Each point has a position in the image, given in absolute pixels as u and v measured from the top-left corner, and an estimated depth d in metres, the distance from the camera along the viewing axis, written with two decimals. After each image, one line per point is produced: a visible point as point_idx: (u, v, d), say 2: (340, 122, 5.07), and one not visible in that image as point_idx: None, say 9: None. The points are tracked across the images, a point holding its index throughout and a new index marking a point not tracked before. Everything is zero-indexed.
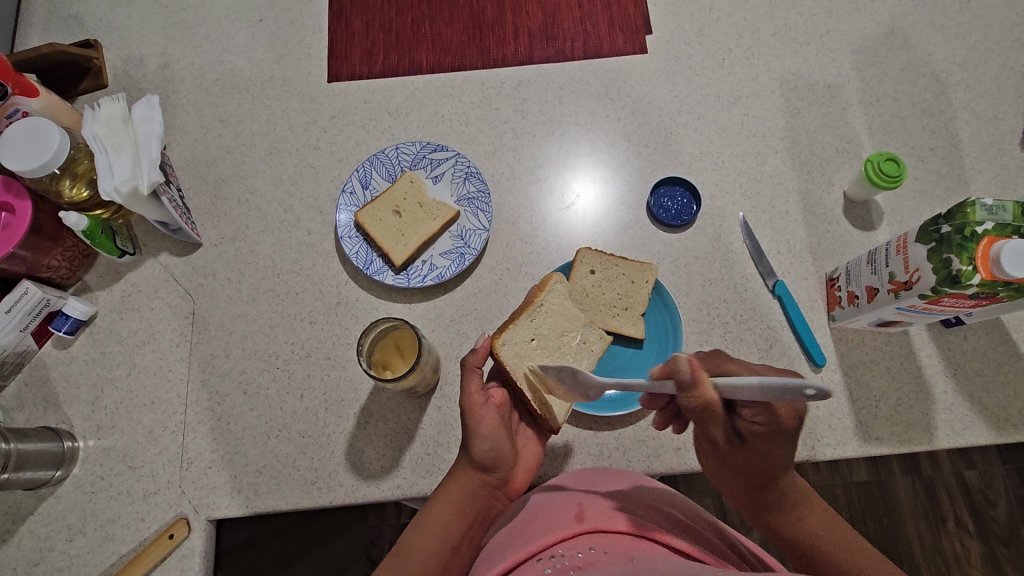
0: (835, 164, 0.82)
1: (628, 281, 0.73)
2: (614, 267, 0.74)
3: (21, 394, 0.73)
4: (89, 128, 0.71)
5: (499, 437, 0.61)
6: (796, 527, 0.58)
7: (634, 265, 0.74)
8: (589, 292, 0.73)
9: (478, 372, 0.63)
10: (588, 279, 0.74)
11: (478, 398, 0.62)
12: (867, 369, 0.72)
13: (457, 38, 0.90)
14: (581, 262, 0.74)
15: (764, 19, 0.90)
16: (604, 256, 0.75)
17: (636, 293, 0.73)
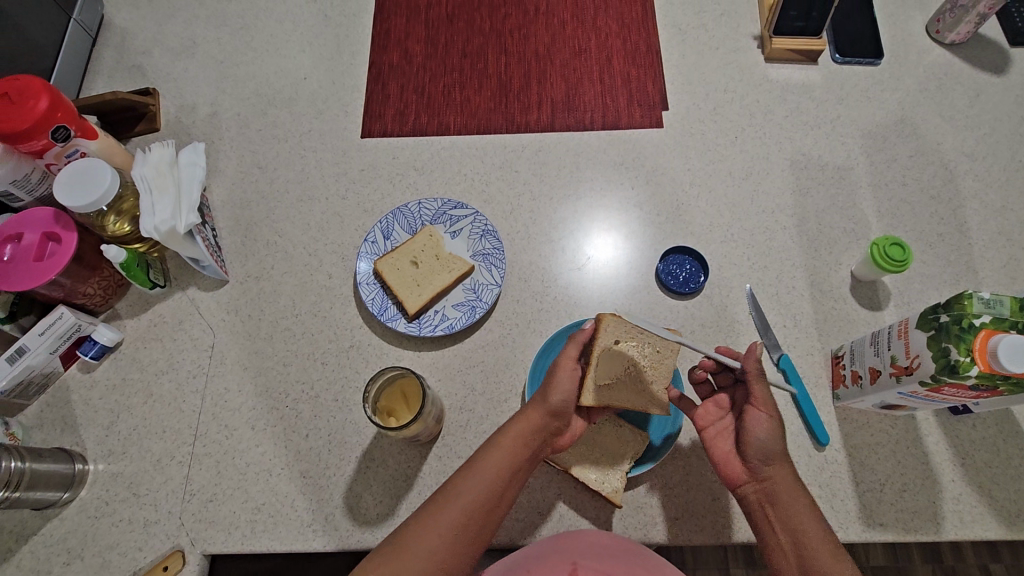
0: (843, 244, 0.84)
1: (654, 351, 0.70)
2: (652, 342, 0.71)
3: (41, 414, 0.76)
4: (139, 170, 0.77)
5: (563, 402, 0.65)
6: (779, 494, 0.61)
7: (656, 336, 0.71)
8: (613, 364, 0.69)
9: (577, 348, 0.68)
10: (613, 350, 0.70)
11: (569, 364, 0.67)
12: (872, 451, 0.71)
13: (485, 104, 0.96)
14: (608, 334, 0.69)
15: (776, 101, 0.94)
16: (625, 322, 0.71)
17: (664, 363, 0.70)
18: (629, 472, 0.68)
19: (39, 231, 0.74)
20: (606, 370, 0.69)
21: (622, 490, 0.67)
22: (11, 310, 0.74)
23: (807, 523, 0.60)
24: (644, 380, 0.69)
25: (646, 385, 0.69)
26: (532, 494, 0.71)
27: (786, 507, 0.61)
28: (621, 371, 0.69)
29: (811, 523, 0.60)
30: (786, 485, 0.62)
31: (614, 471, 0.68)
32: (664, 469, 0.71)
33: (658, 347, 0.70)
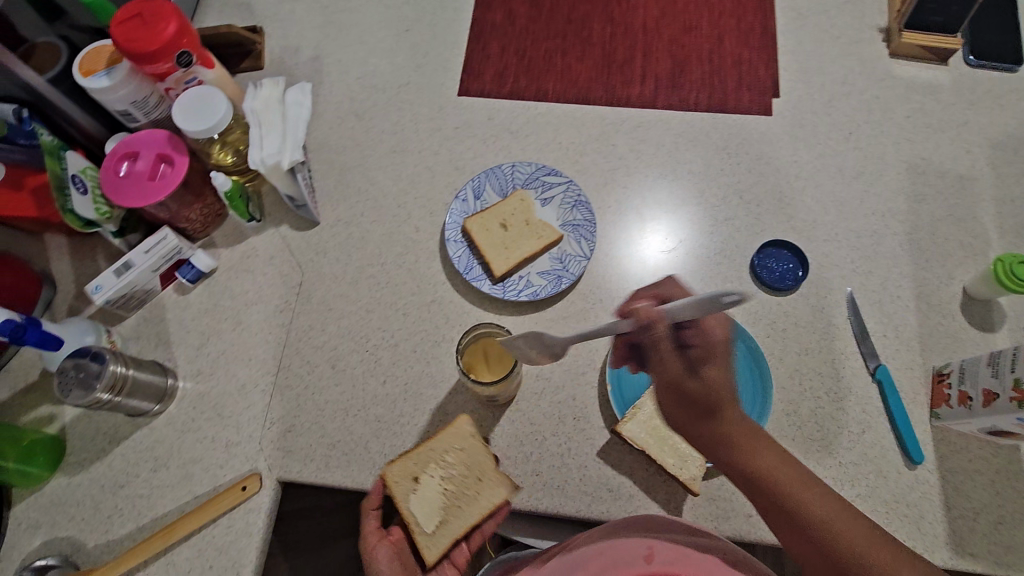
0: (957, 257, 0.79)
1: (458, 451, 0.67)
2: (419, 461, 0.66)
3: (138, 328, 0.80)
4: (249, 103, 0.79)
5: (391, 572, 0.64)
6: (764, 474, 0.54)
7: (450, 432, 0.68)
8: (441, 498, 0.66)
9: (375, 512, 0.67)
10: (418, 491, 0.65)
11: (372, 537, 0.66)
12: (966, 476, 0.67)
13: (587, 73, 0.93)
14: (395, 489, 0.65)
15: (898, 100, 0.88)
16: (403, 460, 0.66)
17: (468, 457, 0.67)
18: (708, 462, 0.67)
19: (153, 153, 0.76)
20: (429, 517, 0.65)
21: (700, 479, 0.66)
22: (121, 226, 0.78)
23: (796, 492, 0.53)
24: (443, 497, 0.66)
25: (466, 494, 0.66)
26: (601, 470, 0.71)
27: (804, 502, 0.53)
28: (437, 503, 0.65)
29: (800, 492, 0.54)
30: (744, 445, 0.55)
31: (694, 457, 0.67)
32: None
33: (461, 452, 0.67)
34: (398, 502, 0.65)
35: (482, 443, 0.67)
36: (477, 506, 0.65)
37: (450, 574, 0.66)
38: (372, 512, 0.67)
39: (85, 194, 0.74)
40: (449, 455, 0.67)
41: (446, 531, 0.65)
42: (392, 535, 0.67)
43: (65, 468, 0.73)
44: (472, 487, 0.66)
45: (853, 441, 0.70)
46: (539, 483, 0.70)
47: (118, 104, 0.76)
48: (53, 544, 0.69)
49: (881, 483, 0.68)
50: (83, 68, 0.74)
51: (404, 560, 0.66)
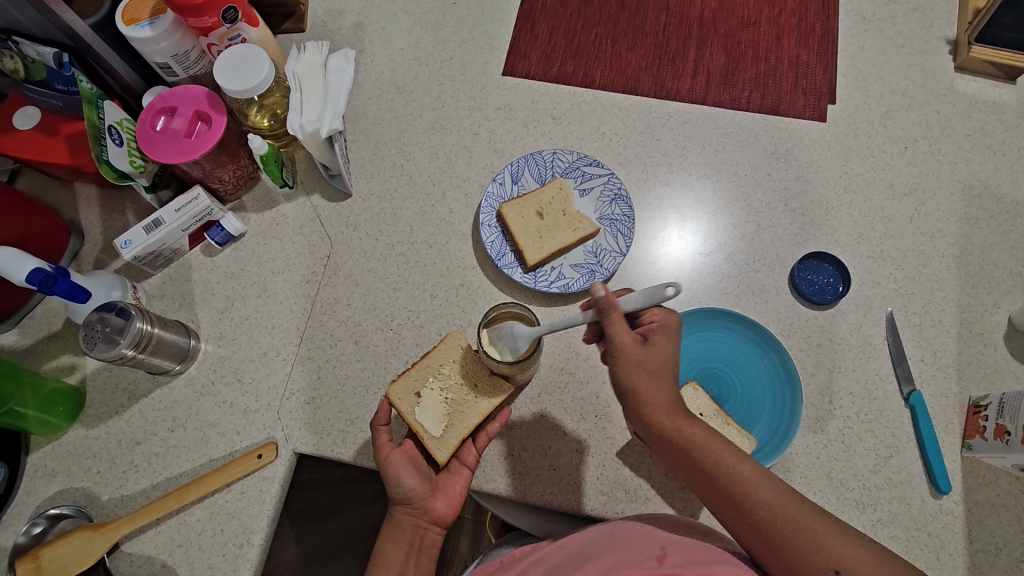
0: (1005, 285, 0.76)
1: (453, 363, 0.70)
2: (421, 373, 0.69)
3: (163, 286, 0.79)
4: (292, 66, 0.77)
5: (411, 475, 0.63)
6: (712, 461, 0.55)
7: (438, 347, 0.71)
8: (443, 407, 0.68)
9: (386, 429, 0.65)
10: (421, 403, 0.68)
11: (385, 444, 0.64)
12: (994, 511, 0.66)
13: (637, 63, 0.90)
14: (401, 399, 0.68)
15: (959, 117, 0.85)
16: (405, 379, 0.69)
17: (466, 365, 0.70)
18: None
19: (191, 109, 0.74)
20: (435, 422, 0.67)
21: None
22: (154, 181, 0.77)
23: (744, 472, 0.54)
24: (444, 406, 0.68)
25: (466, 397, 0.69)
26: (620, 470, 0.69)
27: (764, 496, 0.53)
28: (441, 408, 0.68)
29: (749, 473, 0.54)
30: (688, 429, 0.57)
31: None
32: None
33: (457, 362, 0.70)
34: (404, 408, 0.68)
35: (475, 353, 0.71)
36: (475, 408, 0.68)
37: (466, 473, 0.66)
38: (383, 428, 0.65)
39: (120, 146, 0.72)
40: (444, 366, 0.70)
41: (453, 433, 0.67)
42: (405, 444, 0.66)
43: (84, 420, 0.73)
44: (470, 393, 0.69)
45: (880, 466, 0.68)
46: (555, 478, 0.69)
47: (159, 56, 0.74)
48: (68, 494, 0.70)
49: (905, 510, 0.66)
50: (127, 16, 0.72)
51: (419, 467, 0.65)
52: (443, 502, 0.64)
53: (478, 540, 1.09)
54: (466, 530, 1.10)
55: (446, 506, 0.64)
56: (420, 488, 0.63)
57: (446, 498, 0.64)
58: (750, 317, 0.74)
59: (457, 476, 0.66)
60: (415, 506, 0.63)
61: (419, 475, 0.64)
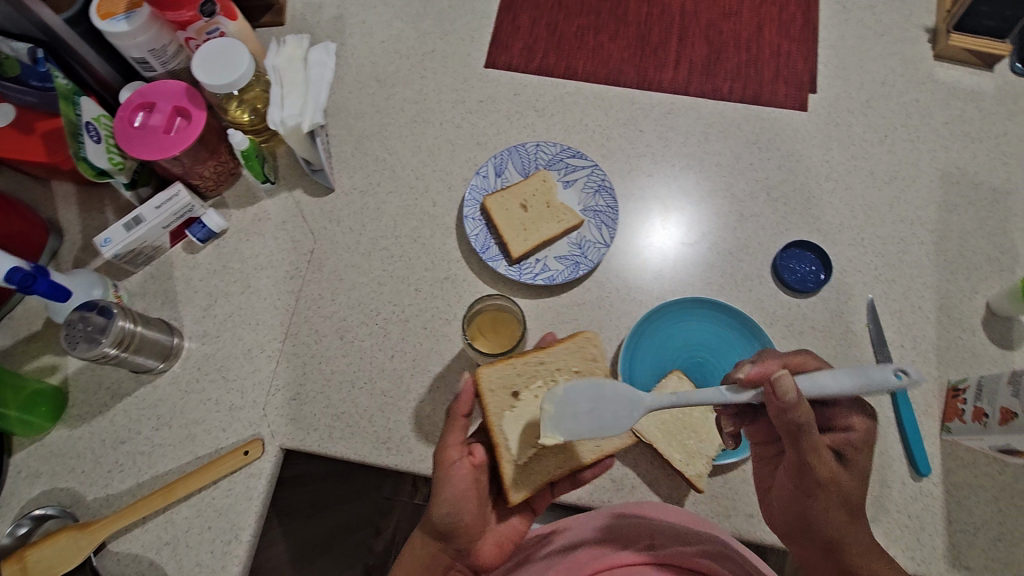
0: (983, 271, 0.77)
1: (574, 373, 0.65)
2: (526, 375, 0.64)
3: (145, 284, 0.79)
4: (271, 60, 0.76)
5: (468, 502, 0.59)
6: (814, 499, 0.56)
7: (568, 346, 0.66)
8: (531, 423, 0.63)
9: (462, 422, 0.61)
10: (515, 410, 0.62)
11: (453, 453, 0.60)
12: (972, 492, 0.67)
13: (619, 54, 0.90)
14: (489, 395, 0.63)
15: (938, 104, 0.86)
16: (506, 372, 0.64)
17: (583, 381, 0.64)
18: (715, 460, 0.66)
19: (169, 104, 0.73)
20: (523, 442, 0.62)
21: (706, 475, 0.66)
22: (133, 177, 0.76)
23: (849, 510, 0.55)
24: (530, 423, 0.63)
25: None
26: None
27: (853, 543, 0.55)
28: (534, 436, 0.62)
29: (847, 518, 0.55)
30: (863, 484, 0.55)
31: (701, 454, 0.66)
32: (746, 464, 0.69)
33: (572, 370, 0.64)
34: (493, 412, 0.63)
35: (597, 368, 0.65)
36: (575, 454, 0.64)
37: (527, 515, 0.67)
38: (460, 420, 0.61)
39: (98, 142, 0.71)
40: (561, 372, 0.64)
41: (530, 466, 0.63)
42: (476, 456, 0.60)
43: (67, 420, 0.72)
44: None
45: None
46: None
47: (135, 51, 0.73)
48: (52, 495, 0.69)
49: (886, 493, 0.67)
50: (102, 10, 0.71)
51: (481, 491, 0.62)
52: (489, 542, 0.64)
53: None
54: None
55: (491, 552, 0.64)
56: (473, 522, 0.61)
57: (496, 538, 0.65)
58: (733, 307, 0.74)
59: (512, 519, 0.66)
60: (461, 535, 0.61)
61: (476, 503, 0.60)
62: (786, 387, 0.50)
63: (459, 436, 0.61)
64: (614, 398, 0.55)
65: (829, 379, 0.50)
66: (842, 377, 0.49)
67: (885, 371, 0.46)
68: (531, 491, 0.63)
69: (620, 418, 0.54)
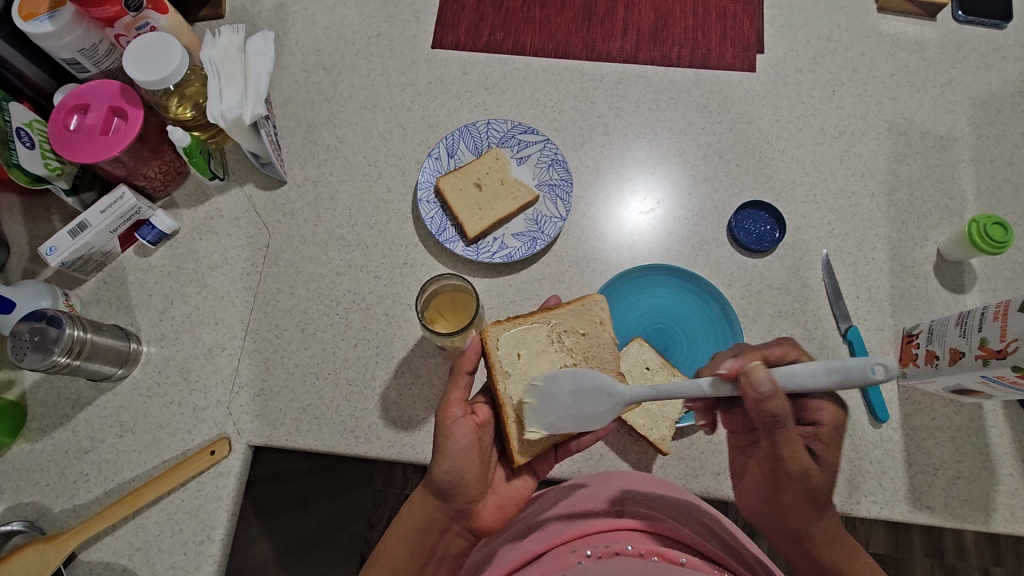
0: (933, 219, 0.78)
1: (581, 333, 0.63)
2: (536, 336, 0.62)
3: (98, 291, 0.77)
4: (207, 52, 0.74)
5: (470, 459, 0.58)
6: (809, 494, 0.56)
7: (578, 308, 0.65)
8: (533, 381, 0.61)
9: (466, 379, 0.60)
10: (517, 366, 0.61)
11: (456, 410, 0.58)
12: (930, 435, 0.69)
13: (565, 26, 0.89)
14: (498, 354, 0.61)
15: (883, 57, 0.86)
16: (513, 331, 0.62)
17: (589, 343, 0.63)
18: (678, 422, 0.67)
19: (104, 105, 0.71)
20: None
21: (670, 437, 0.67)
22: (75, 183, 0.74)
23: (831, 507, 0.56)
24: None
25: None
26: None
27: (817, 532, 0.56)
28: None
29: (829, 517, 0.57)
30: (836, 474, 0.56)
31: (664, 417, 0.67)
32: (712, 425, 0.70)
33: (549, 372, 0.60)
34: (498, 368, 0.61)
35: (608, 329, 0.64)
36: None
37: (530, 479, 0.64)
38: (465, 377, 0.60)
39: (31, 148, 0.69)
40: (568, 332, 0.63)
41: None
42: (479, 414, 0.61)
43: (28, 434, 0.71)
44: None
45: None
46: None
47: (64, 52, 0.71)
48: (18, 510, 0.68)
49: (848, 443, 0.68)
50: (24, 11, 0.68)
51: (484, 451, 0.60)
52: (488, 508, 0.61)
53: None
54: None
55: (492, 517, 0.60)
56: (475, 484, 0.58)
57: (498, 502, 0.61)
58: (692, 272, 0.75)
59: (516, 483, 0.63)
60: (463, 497, 0.58)
61: (477, 461, 0.58)
62: (761, 381, 0.50)
63: (462, 392, 0.60)
64: (591, 395, 0.55)
65: (804, 372, 0.48)
66: (819, 374, 0.46)
67: (865, 364, 0.43)
68: (537, 453, 0.61)
69: (597, 413, 0.55)
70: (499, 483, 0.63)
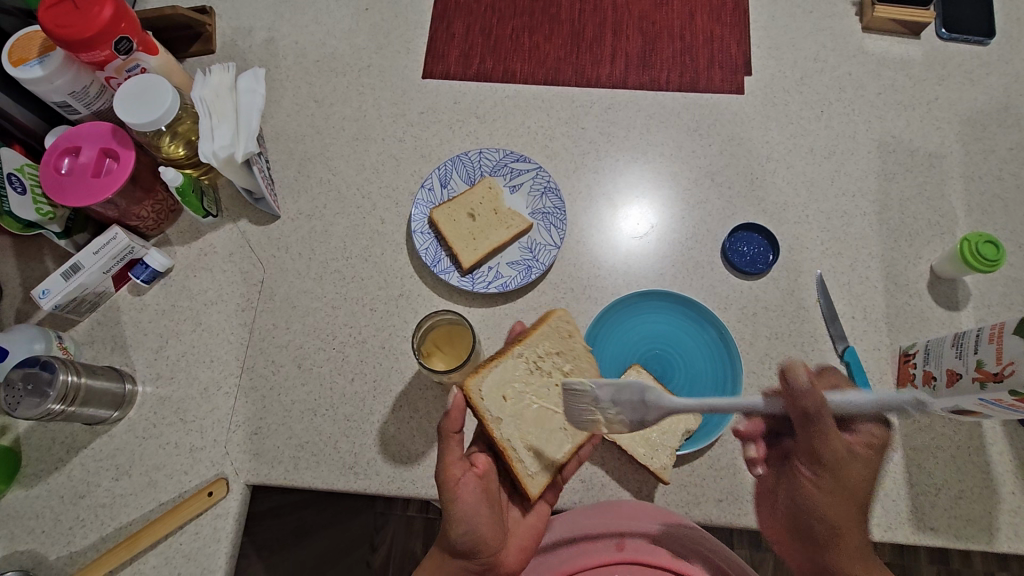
0: (925, 237, 0.79)
1: (557, 356, 0.64)
2: (514, 372, 0.63)
3: (92, 331, 0.77)
4: (197, 92, 0.74)
5: (481, 515, 0.58)
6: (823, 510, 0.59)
7: (546, 334, 0.65)
8: (522, 415, 0.62)
9: (458, 438, 0.59)
10: (504, 408, 0.62)
11: (457, 470, 0.58)
12: (931, 455, 0.69)
13: (554, 53, 0.89)
14: (483, 403, 0.61)
15: (869, 76, 0.87)
16: (492, 375, 0.62)
17: (567, 361, 0.64)
18: (678, 450, 0.67)
19: (96, 147, 0.71)
20: (524, 438, 0.62)
21: (670, 466, 0.67)
22: (67, 226, 0.74)
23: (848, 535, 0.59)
24: (528, 419, 0.62)
25: None
26: None
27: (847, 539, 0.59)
28: (532, 423, 0.62)
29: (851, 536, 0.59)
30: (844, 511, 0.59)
31: (664, 446, 0.67)
32: (712, 451, 0.69)
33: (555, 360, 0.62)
34: (489, 417, 0.61)
35: (578, 341, 0.66)
36: (576, 431, 0.62)
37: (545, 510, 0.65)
38: (455, 436, 0.59)
39: (23, 193, 0.69)
40: (544, 358, 0.64)
41: (536, 457, 0.61)
42: (478, 464, 0.61)
43: (22, 480, 0.70)
44: None
45: None
46: None
47: (55, 95, 0.71)
48: (13, 558, 0.67)
49: None
50: (15, 56, 0.69)
51: (493, 500, 0.60)
52: (510, 552, 0.61)
53: None
54: None
55: (513, 556, 0.61)
56: (492, 536, 0.58)
57: (518, 544, 0.62)
58: (687, 296, 0.75)
59: (530, 518, 0.64)
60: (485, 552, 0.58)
61: (488, 514, 0.59)
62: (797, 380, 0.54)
63: (457, 452, 0.59)
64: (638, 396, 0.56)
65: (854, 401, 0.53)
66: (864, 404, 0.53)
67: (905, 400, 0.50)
68: (547, 480, 0.62)
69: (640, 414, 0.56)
70: (516, 525, 0.64)
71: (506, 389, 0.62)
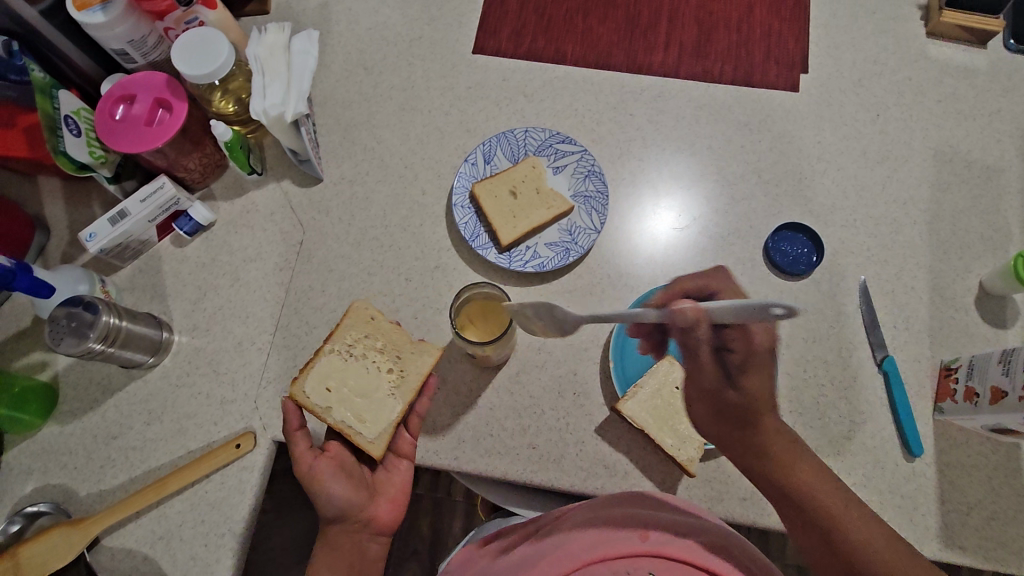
0: (975, 251, 0.76)
1: (363, 339, 0.69)
2: (331, 366, 0.67)
3: (134, 278, 0.78)
4: (252, 48, 0.75)
5: (341, 485, 0.63)
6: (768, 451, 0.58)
7: (350, 323, 0.69)
8: (340, 398, 0.66)
9: (300, 434, 0.64)
10: (326, 400, 0.66)
11: (307, 455, 0.63)
12: (965, 473, 0.67)
13: (608, 37, 0.88)
14: (312, 402, 0.66)
15: (930, 83, 0.85)
16: (310, 374, 0.67)
17: (383, 338, 0.69)
18: (707, 444, 0.66)
19: (150, 96, 0.72)
20: (359, 419, 0.66)
21: (697, 459, 0.66)
22: (116, 171, 0.75)
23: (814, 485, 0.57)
24: (350, 398, 0.66)
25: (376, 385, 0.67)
26: (599, 447, 0.70)
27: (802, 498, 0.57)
28: (359, 410, 0.66)
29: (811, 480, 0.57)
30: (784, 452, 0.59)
31: (693, 439, 0.67)
32: None
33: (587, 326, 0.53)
34: (325, 415, 0.66)
35: (379, 319, 0.70)
36: (398, 393, 0.67)
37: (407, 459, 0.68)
38: (297, 433, 0.64)
39: (78, 136, 0.70)
40: (343, 347, 0.68)
41: (372, 426, 0.66)
42: (330, 450, 0.65)
43: (58, 417, 0.72)
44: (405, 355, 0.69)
45: (853, 431, 0.69)
46: (534, 456, 0.70)
47: (114, 42, 0.72)
48: (45, 491, 0.69)
49: (879, 475, 0.67)
50: None
51: (350, 471, 0.65)
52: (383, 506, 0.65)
53: (472, 520, 1.12)
54: (461, 510, 1.13)
55: (388, 510, 0.65)
56: (354, 497, 0.63)
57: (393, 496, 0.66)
58: None
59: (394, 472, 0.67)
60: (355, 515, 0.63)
61: (345, 482, 0.63)
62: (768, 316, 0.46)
63: (305, 444, 0.63)
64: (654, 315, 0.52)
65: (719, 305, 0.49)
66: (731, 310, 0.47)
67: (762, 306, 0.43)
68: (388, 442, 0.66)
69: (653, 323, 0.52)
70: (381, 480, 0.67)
71: (323, 382, 0.67)
